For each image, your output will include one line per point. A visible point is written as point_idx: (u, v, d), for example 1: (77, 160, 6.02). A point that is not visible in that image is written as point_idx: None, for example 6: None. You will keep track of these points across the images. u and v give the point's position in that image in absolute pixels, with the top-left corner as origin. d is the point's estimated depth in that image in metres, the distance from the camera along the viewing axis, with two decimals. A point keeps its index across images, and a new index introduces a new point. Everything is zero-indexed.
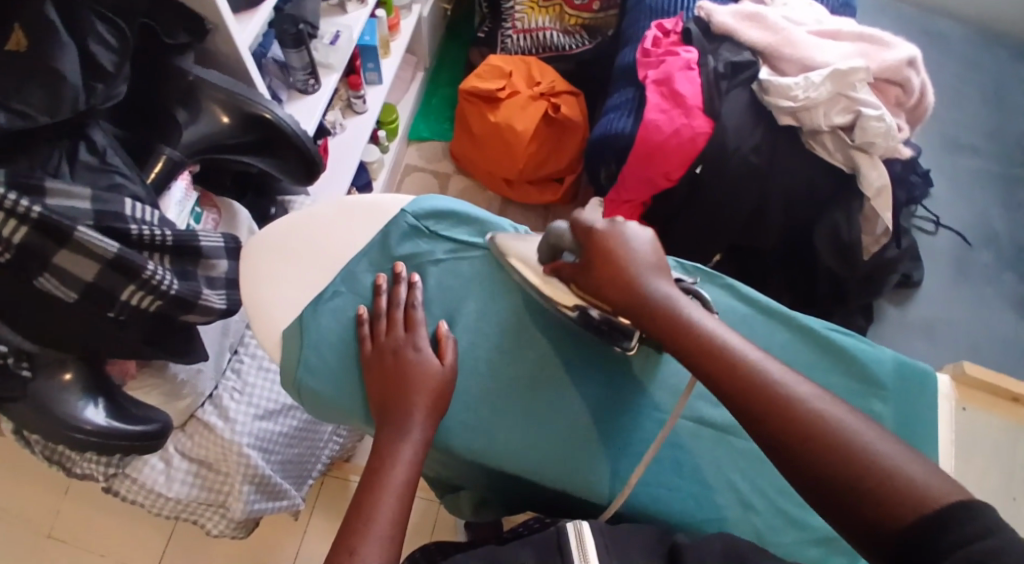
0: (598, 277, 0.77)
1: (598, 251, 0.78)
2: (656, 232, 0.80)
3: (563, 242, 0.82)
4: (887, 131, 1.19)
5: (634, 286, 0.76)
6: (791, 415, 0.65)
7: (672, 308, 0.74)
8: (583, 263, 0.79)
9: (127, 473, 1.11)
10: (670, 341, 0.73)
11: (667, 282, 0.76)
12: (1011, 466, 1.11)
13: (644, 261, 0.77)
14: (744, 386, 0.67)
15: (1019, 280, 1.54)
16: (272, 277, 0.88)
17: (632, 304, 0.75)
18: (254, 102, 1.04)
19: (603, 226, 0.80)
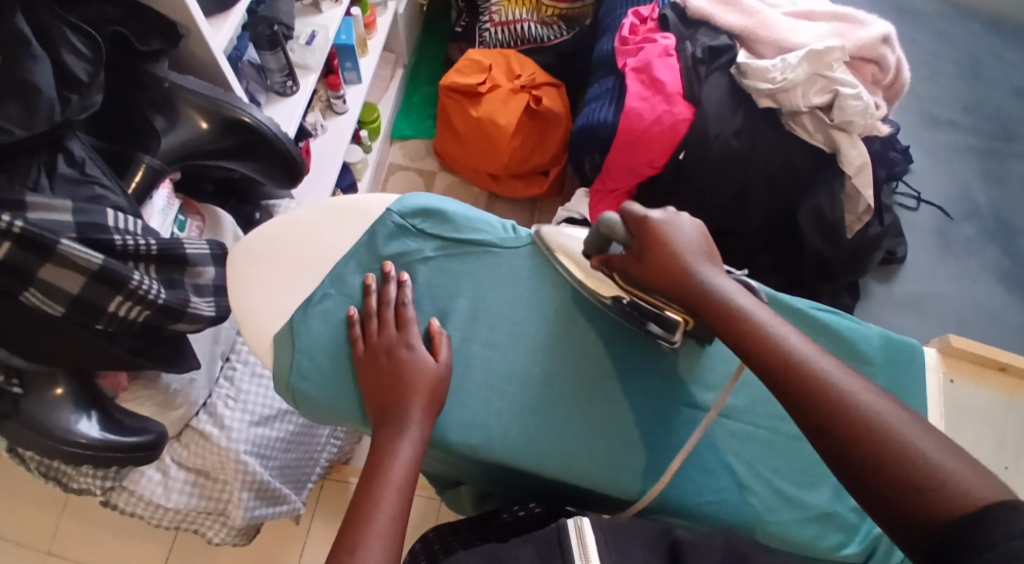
0: (652, 264, 0.79)
1: (653, 240, 0.80)
2: (705, 228, 0.83)
3: (614, 230, 0.83)
4: (865, 110, 1.21)
5: (689, 274, 0.78)
6: (830, 398, 0.66)
7: (726, 296, 0.76)
8: (636, 252, 0.81)
9: (124, 485, 1.10)
10: (723, 327, 0.75)
11: (718, 277, 0.78)
12: (999, 433, 1.15)
13: (696, 252, 0.80)
14: (789, 367, 0.69)
15: (1000, 251, 1.56)
16: (259, 283, 0.88)
17: (686, 292, 0.78)
18: (228, 106, 1.03)
19: (658, 217, 0.82)
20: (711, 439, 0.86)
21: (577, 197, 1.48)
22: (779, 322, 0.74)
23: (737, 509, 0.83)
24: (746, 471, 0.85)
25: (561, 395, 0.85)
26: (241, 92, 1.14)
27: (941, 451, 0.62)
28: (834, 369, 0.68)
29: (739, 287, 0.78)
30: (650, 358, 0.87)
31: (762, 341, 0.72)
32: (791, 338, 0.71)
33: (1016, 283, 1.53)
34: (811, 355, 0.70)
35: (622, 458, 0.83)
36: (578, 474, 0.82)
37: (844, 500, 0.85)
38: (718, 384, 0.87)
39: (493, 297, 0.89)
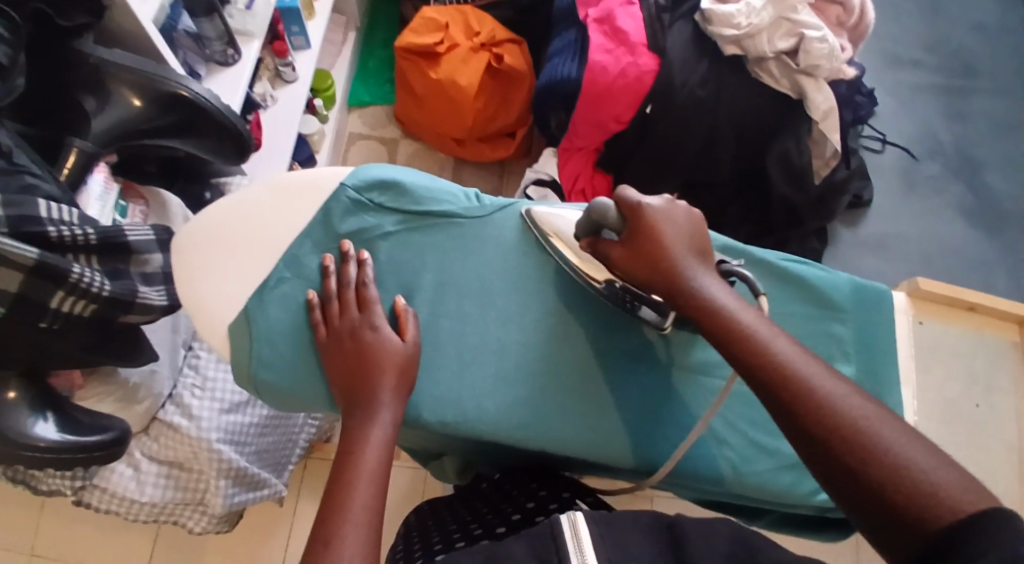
0: (641, 256, 0.74)
1: (646, 231, 0.74)
2: (700, 216, 0.77)
3: (606, 216, 0.76)
4: (831, 52, 1.18)
5: (676, 273, 0.73)
6: (822, 407, 0.62)
7: (713, 298, 0.71)
8: (626, 241, 0.75)
9: (96, 484, 1.08)
10: (707, 330, 0.70)
11: (708, 275, 0.73)
12: (970, 369, 1.28)
13: (687, 248, 0.74)
14: (778, 372, 0.64)
15: (964, 189, 1.56)
16: (210, 270, 0.84)
17: (672, 291, 0.73)
18: (162, 80, 0.96)
19: (653, 204, 0.75)
20: (686, 393, 0.85)
21: (544, 157, 1.44)
22: (769, 327, 0.69)
23: (715, 463, 0.83)
24: (722, 424, 0.84)
25: (534, 364, 0.83)
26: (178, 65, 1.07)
27: (937, 469, 0.57)
28: (824, 378, 0.63)
29: (728, 289, 0.72)
30: (620, 322, 0.86)
31: (748, 346, 0.67)
32: (778, 345, 0.66)
33: (981, 221, 1.53)
34: (801, 362, 0.65)
35: (600, 425, 0.82)
36: (561, 444, 0.81)
37: None
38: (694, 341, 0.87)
39: (458, 268, 0.86)
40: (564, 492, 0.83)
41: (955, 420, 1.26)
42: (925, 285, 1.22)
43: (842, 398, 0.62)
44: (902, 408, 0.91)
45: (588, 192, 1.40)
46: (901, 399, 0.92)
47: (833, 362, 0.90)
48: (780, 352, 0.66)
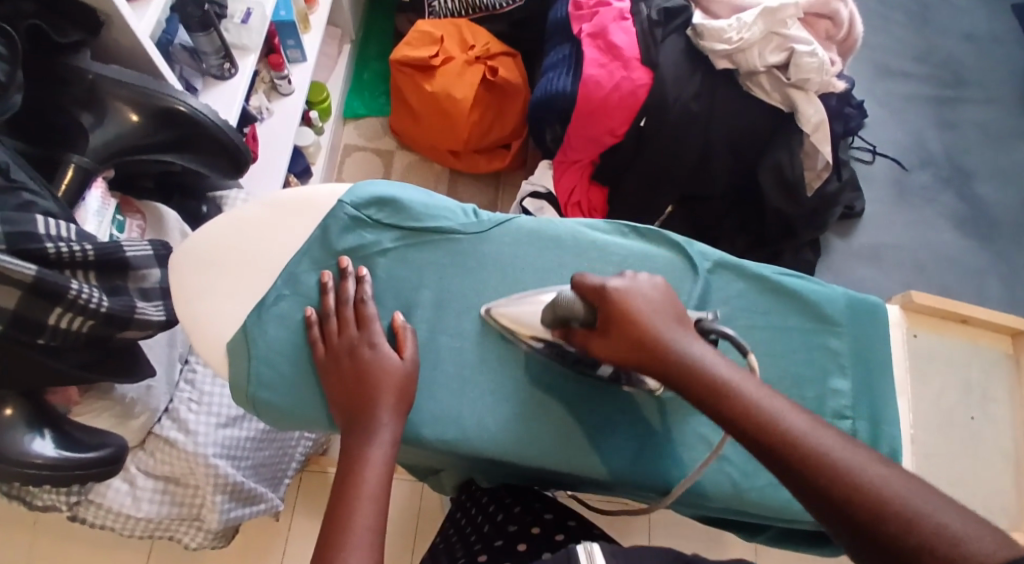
0: (617, 338, 0.74)
1: (615, 312, 0.74)
2: (666, 286, 0.77)
3: (572, 307, 0.77)
4: (821, 66, 1.19)
5: (661, 347, 0.72)
6: (844, 476, 0.59)
7: (708, 369, 0.70)
8: (598, 326, 0.75)
9: (91, 499, 1.07)
10: (705, 405, 0.69)
11: (693, 344, 0.72)
12: (964, 380, 1.23)
13: (664, 319, 0.74)
14: (783, 443, 0.63)
15: (954, 198, 1.57)
16: (209, 287, 0.85)
17: (662, 367, 0.72)
18: (156, 94, 0.95)
19: (617, 283, 0.76)
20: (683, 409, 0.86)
21: (540, 169, 1.45)
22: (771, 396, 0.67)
23: (715, 479, 0.83)
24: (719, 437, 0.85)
25: (533, 380, 0.85)
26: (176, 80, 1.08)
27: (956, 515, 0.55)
28: (835, 443, 0.62)
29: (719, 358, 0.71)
30: None
31: (759, 422, 0.65)
32: (780, 412, 0.65)
33: (971, 229, 1.55)
34: (811, 430, 0.63)
35: (597, 442, 0.84)
36: (564, 460, 0.83)
37: None
38: None
39: (457, 286, 0.88)
40: (558, 534, 0.84)
41: (951, 432, 1.26)
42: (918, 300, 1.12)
43: (855, 459, 0.60)
44: (899, 421, 0.91)
45: (584, 205, 1.40)
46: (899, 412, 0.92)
47: (830, 377, 0.91)
48: (786, 418, 0.65)
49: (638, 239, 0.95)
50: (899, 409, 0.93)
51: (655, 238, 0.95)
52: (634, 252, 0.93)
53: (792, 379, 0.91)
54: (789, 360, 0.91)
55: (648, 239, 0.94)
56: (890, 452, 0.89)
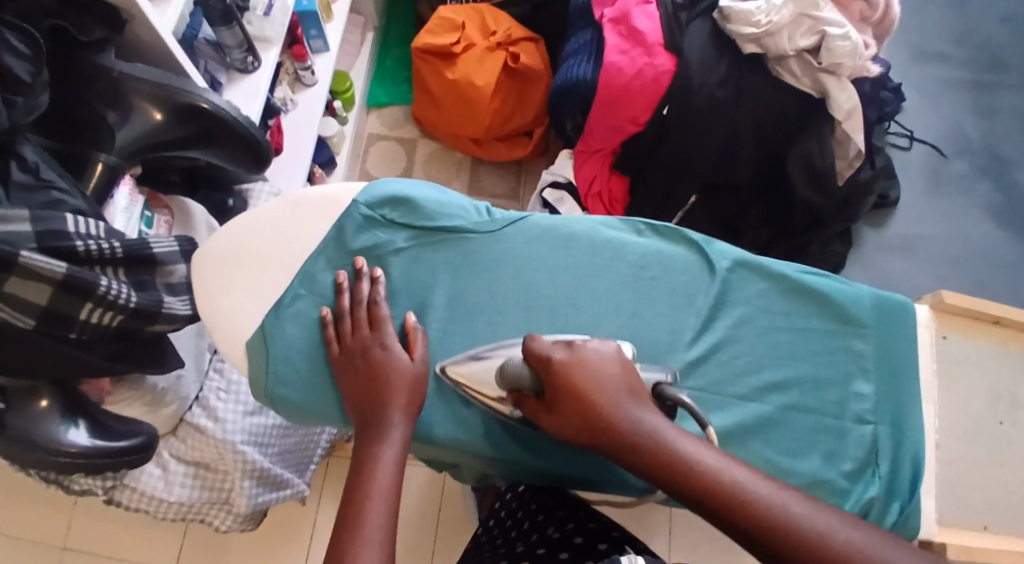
0: (567, 413, 0.76)
1: (565, 386, 0.76)
2: (611, 348, 0.80)
3: (519, 376, 0.79)
4: (854, 50, 1.15)
5: (614, 420, 0.75)
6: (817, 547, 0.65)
7: (663, 443, 0.73)
8: (548, 400, 0.77)
9: (127, 483, 1.10)
10: (664, 479, 0.72)
11: (644, 414, 0.75)
12: (992, 382, 0.98)
13: (616, 392, 0.76)
14: (754, 516, 0.67)
15: (995, 188, 1.48)
16: (227, 286, 0.87)
17: (617, 441, 0.74)
18: (182, 91, 0.96)
19: (562, 355, 0.77)
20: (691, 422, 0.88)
21: (560, 159, 1.43)
22: (733, 465, 0.71)
23: None
24: (729, 438, 0.88)
25: None
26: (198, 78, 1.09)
27: None
28: (809, 512, 0.67)
29: (674, 427, 0.75)
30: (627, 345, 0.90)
31: (727, 498, 0.68)
32: (747, 483, 0.69)
33: (1008, 221, 1.46)
34: (781, 502, 0.67)
35: None
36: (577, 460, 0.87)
37: (835, 466, 0.88)
38: (706, 360, 0.91)
39: (471, 285, 0.91)
40: (601, 543, 0.84)
41: None
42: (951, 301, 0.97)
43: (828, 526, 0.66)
44: (922, 423, 0.91)
45: (605, 195, 1.39)
46: (922, 417, 0.92)
47: (852, 380, 0.91)
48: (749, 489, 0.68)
49: (653, 236, 0.96)
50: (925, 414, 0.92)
51: (673, 238, 0.95)
52: (650, 251, 0.95)
53: (813, 381, 0.91)
54: (810, 362, 0.91)
55: (664, 237, 0.95)
56: (910, 458, 0.89)
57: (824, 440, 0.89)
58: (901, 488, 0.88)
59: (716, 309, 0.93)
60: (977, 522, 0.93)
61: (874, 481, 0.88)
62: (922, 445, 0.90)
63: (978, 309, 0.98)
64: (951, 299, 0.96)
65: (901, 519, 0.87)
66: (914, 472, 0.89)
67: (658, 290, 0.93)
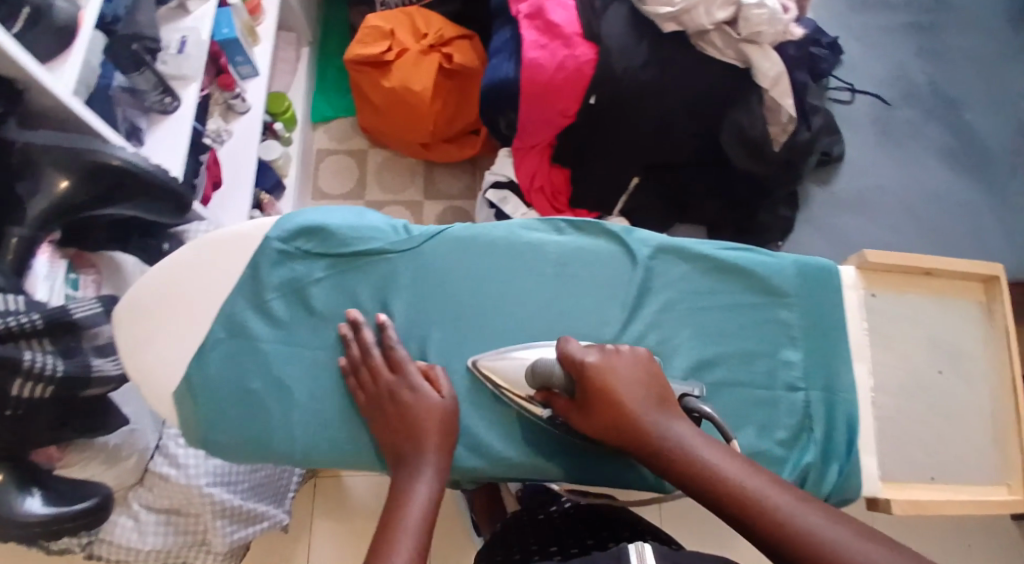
0: (598, 414, 0.79)
1: (595, 388, 0.79)
2: (639, 354, 0.82)
3: (551, 373, 0.82)
4: (772, 16, 1.14)
5: (638, 421, 0.77)
6: (817, 551, 0.65)
7: (681, 448, 0.75)
8: (578, 399, 0.80)
9: (102, 537, 1.12)
10: (686, 483, 0.74)
11: (673, 422, 0.77)
12: (927, 332, 1.00)
13: (643, 395, 0.79)
14: (765, 523, 0.68)
15: (945, 130, 1.46)
16: (148, 339, 0.86)
17: (640, 441, 0.77)
18: (86, 150, 0.96)
19: (595, 358, 0.80)
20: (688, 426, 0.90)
21: (500, 157, 1.41)
22: (749, 472, 0.72)
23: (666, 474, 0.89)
24: None
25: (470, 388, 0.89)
26: (120, 138, 1.11)
27: None
28: (813, 517, 0.67)
29: (697, 434, 0.76)
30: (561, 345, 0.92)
31: (741, 502, 0.70)
32: (766, 492, 0.70)
33: (963, 162, 1.44)
34: (788, 506, 0.68)
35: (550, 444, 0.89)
36: (576, 463, 0.89)
37: (769, 436, 0.92)
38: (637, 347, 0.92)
39: (395, 306, 0.90)
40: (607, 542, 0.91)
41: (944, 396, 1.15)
42: (873, 257, 0.98)
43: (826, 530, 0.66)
44: (853, 384, 0.94)
45: (548, 189, 1.38)
46: (853, 375, 0.95)
47: (781, 348, 0.94)
48: (758, 492, 0.70)
49: (574, 232, 0.97)
50: (856, 374, 0.95)
51: (593, 232, 0.97)
52: (572, 248, 0.96)
53: (743, 355, 0.94)
54: (738, 336, 0.94)
55: (585, 231, 0.97)
56: (844, 419, 0.93)
57: (758, 412, 0.93)
58: (837, 449, 0.92)
59: (641, 297, 0.95)
60: (922, 473, 0.96)
61: (810, 447, 0.92)
62: (854, 405, 0.94)
63: (908, 264, 0.98)
64: (874, 257, 0.98)
65: (840, 480, 0.91)
66: (849, 433, 0.93)
67: (582, 286, 0.94)
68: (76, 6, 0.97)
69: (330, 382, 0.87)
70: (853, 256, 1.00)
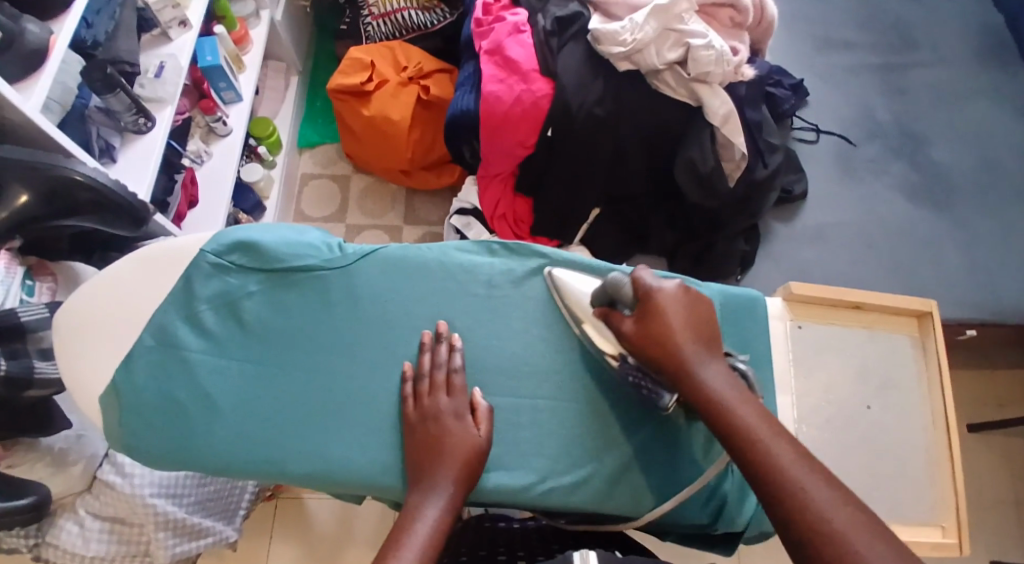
0: (649, 338, 0.83)
1: (654, 313, 0.83)
2: (705, 299, 0.86)
3: (620, 289, 0.87)
4: (718, 57, 1.19)
5: (683, 355, 0.82)
6: (803, 508, 0.71)
7: (709, 389, 0.80)
8: (636, 317, 0.85)
9: (48, 541, 1.16)
10: (709, 419, 0.80)
11: (714, 367, 0.82)
12: (858, 364, 1.06)
13: (694, 334, 0.83)
14: (768, 475, 0.74)
15: (908, 168, 1.49)
16: (80, 346, 0.90)
17: (679, 372, 0.82)
18: (51, 167, 1.01)
19: (664, 289, 0.84)
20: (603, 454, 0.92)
21: (466, 185, 1.47)
22: (762, 425, 0.77)
23: (584, 495, 0.90)
24: (580, 449, 0.92)
25: (388, 401, 0.91)
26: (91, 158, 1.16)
27: None
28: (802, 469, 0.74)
29: (731, 381, 0.81)
30: (483, 365, 0.93)
31: (752, 451, 0.76)
32: (776, 448, 0.75)
33: (926, 198, 1.46)
34: (786, 461, 0.74)
35: None
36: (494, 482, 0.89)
37: (688, 464, 0.93)
38: (559, 373, 0.94)
39: (323, 321, 0.93)
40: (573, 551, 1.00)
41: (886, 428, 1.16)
42: (799, 289, 1.03)
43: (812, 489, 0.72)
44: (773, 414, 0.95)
45: (509, 216, 1.43)
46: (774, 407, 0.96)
47: None
48: (761, 439, 0.76)
49: (505, 256, 0.98)
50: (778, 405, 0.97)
51: (524, 255, 0.98)
52: (501, 270, 0.97)
53: None
54: None
55: (517, 254, 0.98)
56: None
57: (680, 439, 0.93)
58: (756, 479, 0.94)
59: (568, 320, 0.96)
60: None
61: (726, 477, 0.93)
62: None
63: (833, 297, 1.05)
64: (799, 290, 1.03)
65: (757, 510, 0.93)
66: None
67: (510, 309, 0.96)
68: (47, 31, 1.04)
69: (253, 393, 0.90)
70: (780, 288, 1.06)
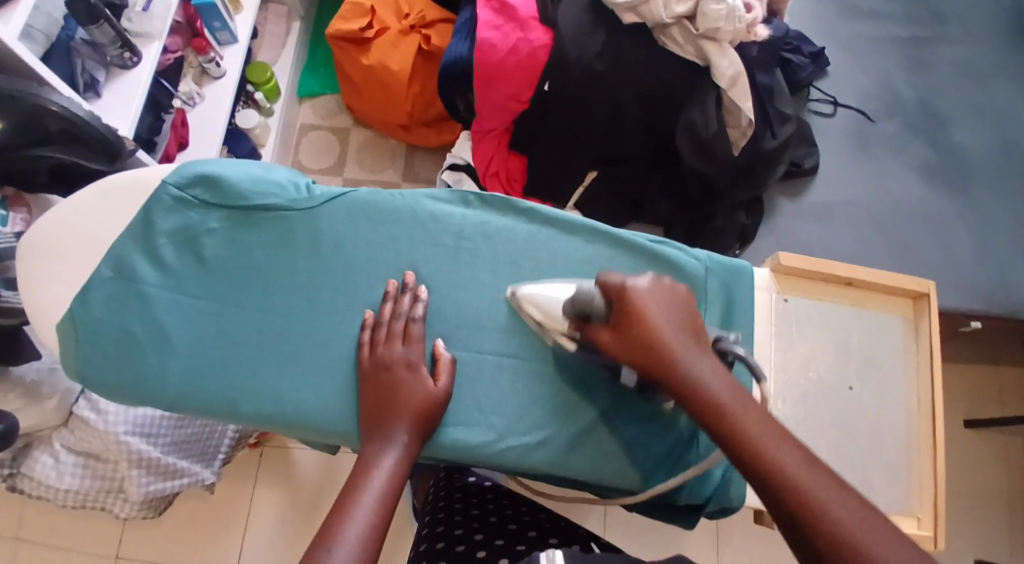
0: (635, 345, 0.77)
1: (633, 317, 0.77)
2: (682, 289, 0.81)
3: (591, 302, 0.80)
4: (729, 13, 1.13)
5: (671, 354, 0.76)
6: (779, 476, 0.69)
7: (705, 387, 0.74)
8: (613, 325, 0.79)
9: (24, 472, 1.19)
10: (706, 422, 0.74)
11: (705, 361, 0.76)
12: (842, 340, 1.02)
13: (679, 330, 0.77)
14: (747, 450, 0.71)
15: (925, 147, 1.42)
16: (38, 273, 0.88)
17: (667, 372, 0.76)
18: (30, 96, 0.99)
19: (636, 286, 0.78)
20: (568, 415, 0.89)
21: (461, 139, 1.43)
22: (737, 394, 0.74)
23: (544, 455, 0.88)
24: (543, 409, 0.89)
25: (346, 350, 0.89)
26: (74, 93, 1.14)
27: None
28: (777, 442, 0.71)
29: (720, 371, 0.76)
30: (448, 319, 0.91)
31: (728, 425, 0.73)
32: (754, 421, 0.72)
33: (941, 180, 1.39)
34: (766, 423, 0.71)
35: None
36: (450, 440, 0.87)
37: (657, 432, 0.90)
38: (525, 331, 0.91)
39: (287, 263, 0.91)
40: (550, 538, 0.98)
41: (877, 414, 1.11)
42: (787, 262, 1.00)
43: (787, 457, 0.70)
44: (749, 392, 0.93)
45: (503, 174, 1.39)
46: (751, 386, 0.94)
47: None
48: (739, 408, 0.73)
49: (480, 207, 0.95)
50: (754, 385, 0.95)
51: (499, 206, 0.95)
52: (473, 222, 0.94)
53: None
54: None
55: (491, 205, 0.95)
56: None
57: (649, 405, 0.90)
58: None
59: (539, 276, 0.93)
60: None
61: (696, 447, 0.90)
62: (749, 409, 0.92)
63: (823, 270, 1.01)
64: (788, 261, 1.00)
65: (723, 483, 0.91)
66: None
67: (479, 260, 0.93)
68: None
69: (208, 330, 0.88)
70: (770, 260, 1.02)
